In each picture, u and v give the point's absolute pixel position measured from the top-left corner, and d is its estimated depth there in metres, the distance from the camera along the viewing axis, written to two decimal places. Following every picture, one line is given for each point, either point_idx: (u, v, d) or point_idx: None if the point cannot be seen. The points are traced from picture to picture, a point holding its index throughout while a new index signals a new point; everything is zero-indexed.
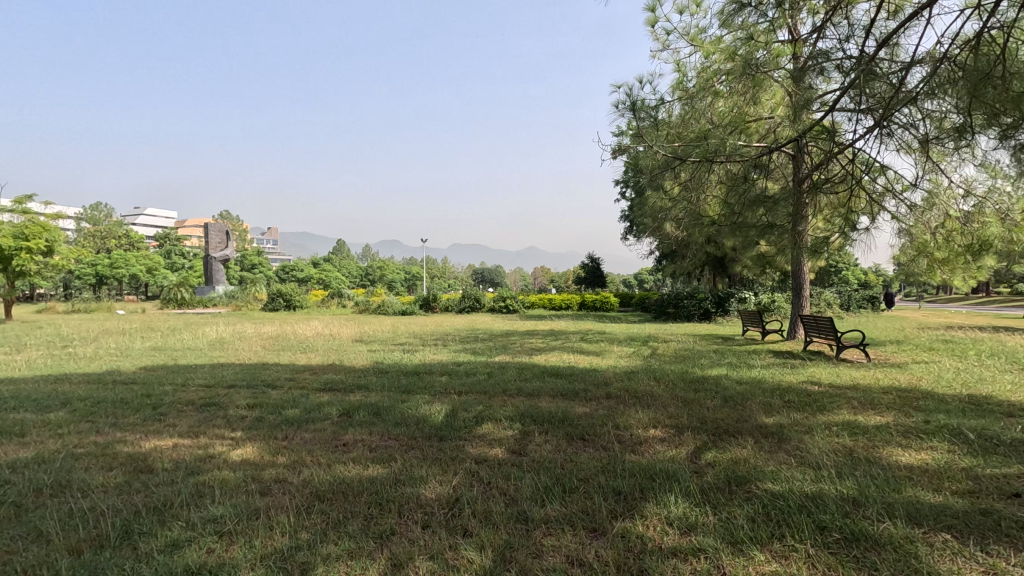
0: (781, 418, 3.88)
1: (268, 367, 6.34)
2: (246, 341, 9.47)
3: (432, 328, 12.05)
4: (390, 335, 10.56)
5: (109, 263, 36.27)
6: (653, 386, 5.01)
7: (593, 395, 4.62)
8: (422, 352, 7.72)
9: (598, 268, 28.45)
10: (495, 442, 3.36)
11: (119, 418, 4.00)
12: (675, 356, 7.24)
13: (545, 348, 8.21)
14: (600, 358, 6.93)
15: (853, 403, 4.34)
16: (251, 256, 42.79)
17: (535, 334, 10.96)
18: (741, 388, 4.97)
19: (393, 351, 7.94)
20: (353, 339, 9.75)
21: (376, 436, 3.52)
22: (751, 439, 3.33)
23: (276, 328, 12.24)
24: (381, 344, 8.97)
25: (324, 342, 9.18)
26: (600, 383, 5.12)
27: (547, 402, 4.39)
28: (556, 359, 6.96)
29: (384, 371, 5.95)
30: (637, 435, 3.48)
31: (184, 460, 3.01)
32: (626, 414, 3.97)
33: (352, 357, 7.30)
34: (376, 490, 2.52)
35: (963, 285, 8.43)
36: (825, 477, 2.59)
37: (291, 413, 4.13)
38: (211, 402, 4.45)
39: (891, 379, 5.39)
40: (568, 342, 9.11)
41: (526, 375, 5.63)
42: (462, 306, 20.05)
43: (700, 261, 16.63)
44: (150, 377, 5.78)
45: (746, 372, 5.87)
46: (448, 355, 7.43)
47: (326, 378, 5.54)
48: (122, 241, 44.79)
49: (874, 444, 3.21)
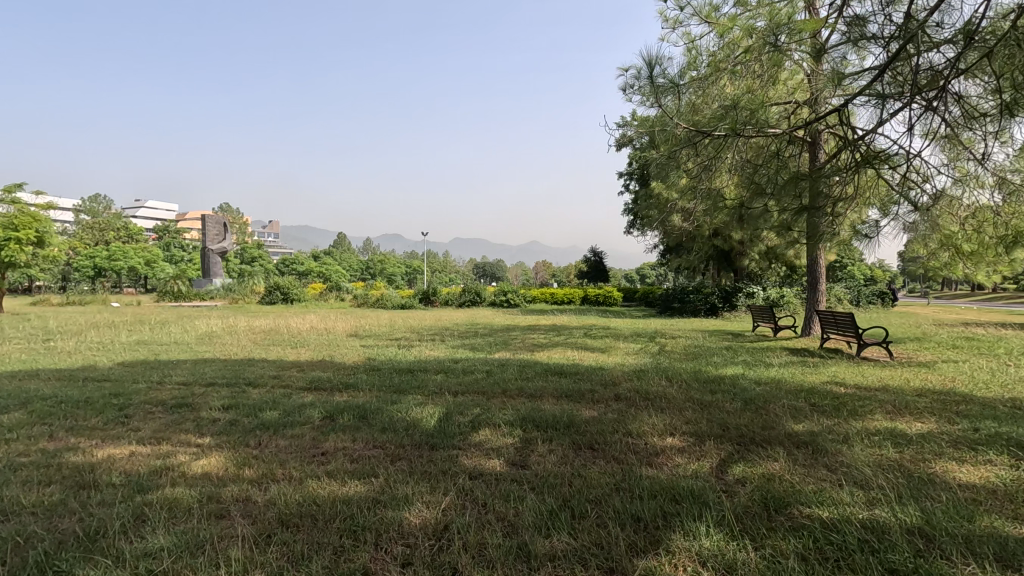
0: (812, 425, 3.49)
1: (253, 363, 5.96)
2: (235, 336, 9.09)
3: (430, 322, 11.68)
4: (386, 329, 10.19)
5: (107, 256, 35.96)
6: (666, 387, 4.61)
7: (601, 397, 4.23)
8: (418, 349, 7.32)
9: (600, 263, 28.05)
10: (493, 452, 2.97)
11: (78, 421, 3.62)
12: (686, 353, 6.84)
13: (548, 345, 7.81)
14: (606, 356, 6.54)
15: (887, 407, 3.95)
16: (250, 249, 42.42)
17: (537, 329, 10.58)
18: (761, 390, 4.57)
19: (388, 346, 7.56)
20: (348, 334, 9.38)
21: (360, 444, 3.14)
22: (783, 450, 2.94)
23: (270, 323, 11.88)
24: (376, 339, 8.61)
25: (316, 337, 8.80)
26: (608, 383, 4.74)
27: (550, 404, 4.01)
28: (559, 356, 6.57)
29: (376, 369, 5.57)
30: (652, 444, 3.09)
31: (138, 472, 2.64)
32: (638, 419, 3.59)
33: (344, 353, 6.92)
34: (352, 514, 2.15)
35: (988, 279, 8.02)
36: (879, 501, 2.21)
37: (269, 415, 3.75)
38: (183, 402, 4.08)
39: (921, 380, 4.99)
40: (572, 338, 8.71)
41: (528, 373, 5.24)
42: (462, 300, 19.69)
43: (706, 255, 16.22)
44: (125, 374, 5.40)
45: (762, 371, 5.48)
46: (445, 351, 7.04)
47: (312, 376, 5.17)
48: (121, 233, 44.44)
49: (924, 458, 2.83)
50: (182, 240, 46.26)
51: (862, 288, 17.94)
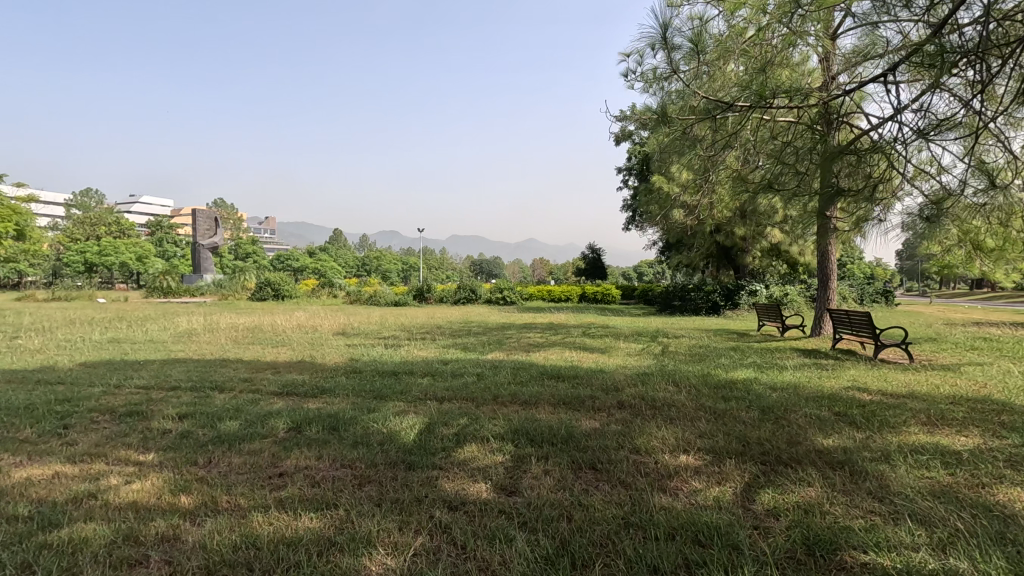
0: (843, 439, 3.07)
1: (225, 364, 5.51)
2: (216, 334, 8.65)
3: (422, 320, 11.24)
4: (375, 328, 9.73)
5: (97, 251, 35.45)
6: (674, 393, 4.18)
7: (602, 405, 3.81)
8: (406, 348, 6.88)
9: (599, 260, 27.58)
10: (478, 473, 2.56)
11: (8, 432, 3.18)
12: (691, 354, 6.43)
13: (545, 344, 7.38)
14: (606, 357, 6.11)
15: (922, 419, 3.52)
16: (244, 245, 41.90)
17: (533, 327, 10.13)
18: (779, 396, 4.15)
19: (374, 346, 7.12)
20: (335, 332, 8.92)
21: (326, 462, 2.72)
22: (814, 471, 2.54)
23: (256, 320, 11.44)
24: (364, 338, 8.17)
25: (300, 336, 8.34)
26: (609, 388, 4.32)
27: (546, 414, 3.58)
28: (556, 357, 6.14)
29: (357, 372, 5.14)
30: (663, 463, 2.69)
31: (53, 501, 2.21)
32: (645, 431, 3.17)
33: (326, 353, 6.47)
34: (300, 562, 1.73)
35: (1008, 277, 7.61)
36: (949, 545, 1.81)
37: (228, 425, 3.31)
38: (134, 410, 3.63)
39: (951, 385, 4.59)
40: (570, 338, 8.29)
41: (522, 377, 4.81)
42: (457, 297, 19.26)
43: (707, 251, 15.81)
44: (83, 376, 4.95)
45: (776, 375, 5.07)
46: (435, 352, 6.60)
47: (287, 380, 4.72)
48: (113, 228, 43.86)
49: (983, 483, 2.42)
50: (175, 235, 45.70)
51: (866, 286, 17.58)
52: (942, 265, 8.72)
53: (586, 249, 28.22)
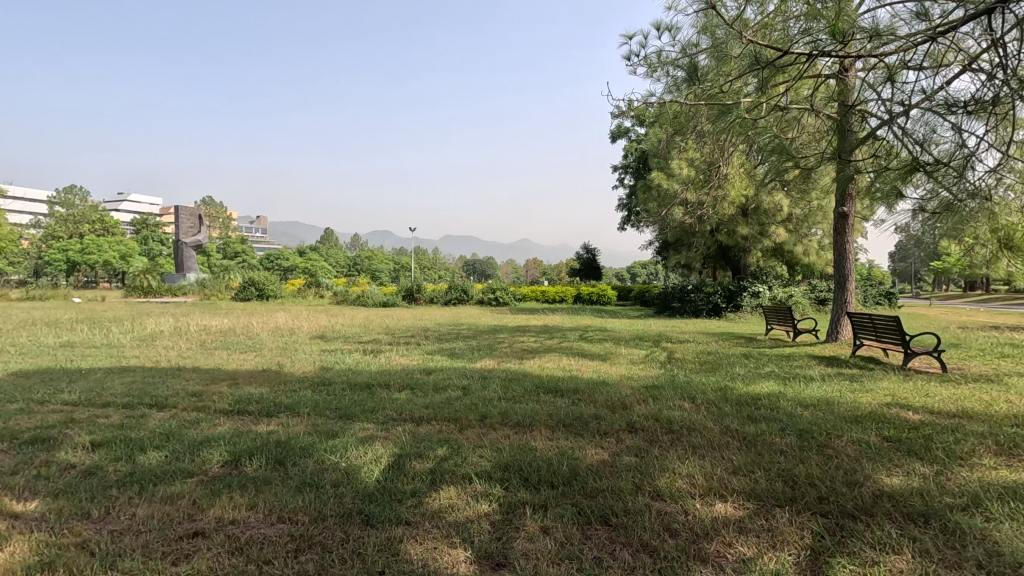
0: (911, 477, 2.48)
1: (177, 375, 4.83)
2: (182, 337, 7.96)
3: (409, 323, 10.58)
4: (358, 331, 9.06)
5: (79, 248, 34.51)
6: (691, 412, 3.58)
7: (610, 429, 3.20)
8: (387, 355, 6.22)
9: (594, 260, 27.00)
10: (456, 534, 1.95)
11: None
12: (701, 362, 5.82)
13: (541, 350, 6.77)
14: (609, 366, 5.49)
15: (991, 446, 2.94)
16: (231, 243, 41.05)
17: (527, 330, 9.51)
18: (814, 416, 3.55)
19: (352, 352, 6.45)
20: (313, 336, 8.24)
21: (260, 515, 2.10)
22: (893, 528, 1.96)
23: (231, 321, 10.75)
24: (342, 342, 7.50)
25: (273, 340, 7.66)
26: (617, 405, 3.70)
27: (544, 441, 2.96)
28: (553, 365, 5.51)
29: (326, 384, 4.48)
30: (696, 516, 2.08)
31: None
32: (664, 466, 2.57)
33: (297, 360, 5.81)
34: None
35: None
36: None
37: (150, 457, 2.67)
38: (41, 437, 2.97)
39: (1003, 400, 4.03)
40: (566, 342, 7.67)
41: (515, 391, 4.19)
42: (447, 298, 18.59)
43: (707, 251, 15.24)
44: (6, 389, 4.27)
45: (801, 388, 4.47)
46: (418, 359, 5.96)
47: (242, 395, 4.06)
48: (97, 225, 42.83)
49: None
50: (161, 233, 44.76)
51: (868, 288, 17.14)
52: (962, 266, 8.19)
53: (580, 249, 27.65)
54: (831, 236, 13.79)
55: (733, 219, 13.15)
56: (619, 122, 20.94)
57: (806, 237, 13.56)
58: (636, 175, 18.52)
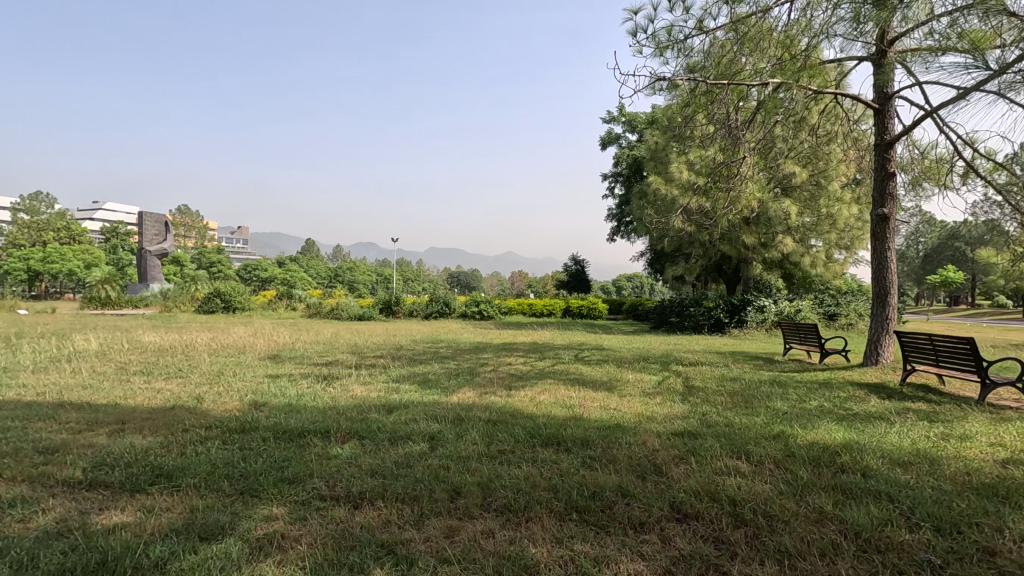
0: None
1: (47, 417, 3.57)
2: (105, 358, 6.68)
3: (382, 339, 9.39)
4: (321, 350, 7.84)
5: (41, 257, 32.72)
6: (755, 482, 2.49)
7: (647, 518, 2.11)
8: (343, 384, 5.01)
9: (583, 271, 26.00)
10: None
11: None
12: (730, 394, 4.71)
13: (532, 376, 5.62)
14: (619, 399, 4.40)
15: None
16: (207, 253, 39.52)
17: (515, 348, 8.37)
18: (928, 487, 2.49)
19: (301, 379, 5.24)
20: (264, 357, 6.99)
21: None
22: None
23: (180, 337, 9.46)
24: (295, 364, 6.27)
25: (213, 361, 6.40)
26: (648, 473, 2.59)
27: (547, 550, 1.85)
28: (548, 398, 4.37)
29: (244, 431, 3.29)
30: None
31: None
32: None
33: (225, 391, 4.58)
34: None
35: None
36: None
37: None
38: None
39: None
40: (561, 365, 6.53)
41: (502, 443, 3.06)
42: (429, 311, 17.39)
43: (706, 262, 14.35)
44: None
45: (878, 434, 3.39)
46: (380, 389, 4.77)
47: (118, 450, 2.86)
48: (63, 232, 40.98)
49: None
50: (132, 242, 43.02)
51: None
52: (1005, 278, 7.27)
53: (569, 261, 26.71)
54: (838, 247, 13.00)
55: (735, 227, 12.24)
56: (609, 127, 20.20)
57: (812, 248, 12.68)
58: (627, 183, 17.69)
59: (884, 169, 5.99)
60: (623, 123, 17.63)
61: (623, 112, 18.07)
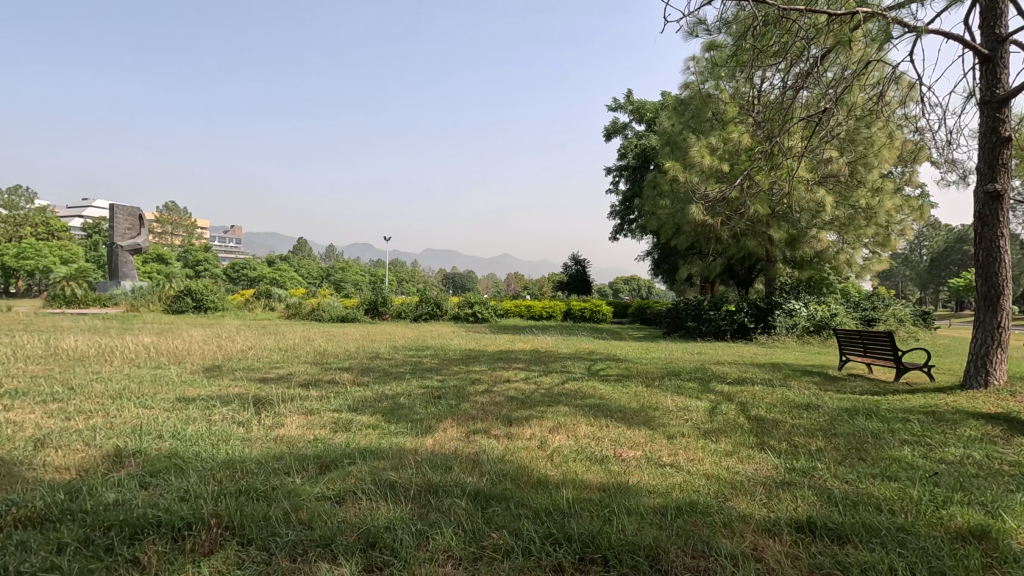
0: None
1: None
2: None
3: (356, 346, 7.96)
4: (277, 360, 6.40)
5: (14, 253, 31.09)
6: None
7: None
8: (276, 414, 3.55)
9: (584, 273, 24.65)
10: None
11: None
12: (824, 435, 3.30)
13: (538, 401, 4.18)
14: (669, 445, 3.00)
15: None
16: (192, 251, 38.02)
17: (514, 359, 6.97)
18: None
19: (221, 406, 3.77)
20: (200, 369, 5.54)
21: None
22: None
23: (118, 341, 7.99)
24: (229, 382, 4.80)
25: (125, 376, 4.93)
26: None
27: None
28: (567, 444, 2.96)
29: (38, 526, 1.82)
30: None
31: None
32: None
33: (94, 428, 3.12)
34: None
35: None
36: None
37: None
38: None
39: None
40: (574, 383, 5.12)
41: (502, 558, 1.65)
42: (419, 312, 15.96)
43: (723, 261, 13.07)
44: None
45: None
46: (325, 423, 3.35)
47: None
48: (40, 228, 39.11)
49: None
50: None
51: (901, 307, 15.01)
52: None
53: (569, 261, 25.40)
54: (873, 244, 11.66)
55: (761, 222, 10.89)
56: (613, 118, 18.86)
57: (844, 245, 11.36)
58: (634, 176, 16.35)
59: (997, 132, 4.63)
60: (631, 111, 16.28)
61: (630, 99, 16.71)
